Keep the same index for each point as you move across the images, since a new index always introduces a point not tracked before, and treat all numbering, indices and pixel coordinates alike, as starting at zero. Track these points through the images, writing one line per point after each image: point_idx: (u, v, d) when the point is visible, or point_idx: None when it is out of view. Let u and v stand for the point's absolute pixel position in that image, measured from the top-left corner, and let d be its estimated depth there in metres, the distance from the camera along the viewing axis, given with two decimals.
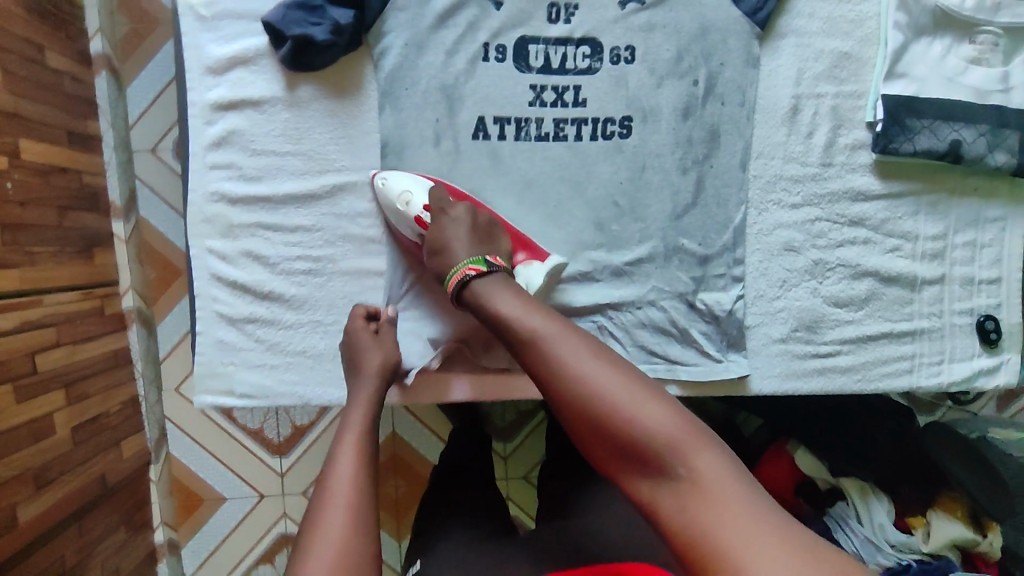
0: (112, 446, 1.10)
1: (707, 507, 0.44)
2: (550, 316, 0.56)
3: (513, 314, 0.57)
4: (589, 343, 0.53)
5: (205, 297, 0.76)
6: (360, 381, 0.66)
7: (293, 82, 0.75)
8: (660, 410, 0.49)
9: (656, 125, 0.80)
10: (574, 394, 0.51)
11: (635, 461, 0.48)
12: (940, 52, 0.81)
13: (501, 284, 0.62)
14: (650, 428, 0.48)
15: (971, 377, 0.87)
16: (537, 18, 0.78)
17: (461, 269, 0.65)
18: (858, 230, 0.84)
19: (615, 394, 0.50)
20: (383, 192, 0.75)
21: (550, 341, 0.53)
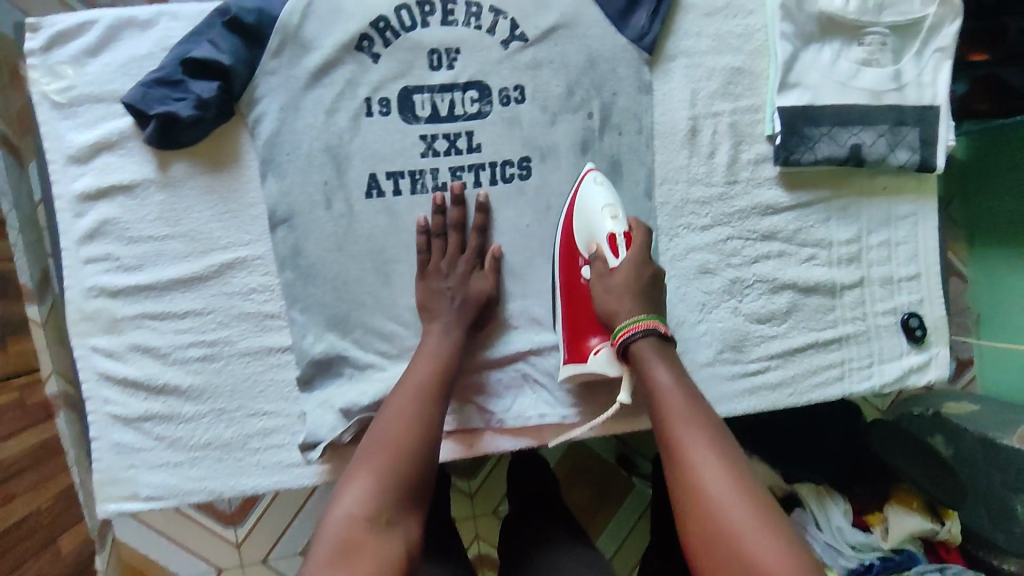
0: (52, 543, 0.98)
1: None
2: (702, 410, 0.60)
3: (665, 395, 0.60)
4: (722, 450, 0.56)
5: (96, 400, 0.72)
6: (439, 316, 0.72)
7: (165, 161, 0.71)
8: (786, 555, 0.50)
9: (555, 162, 0.78)
10: (696, 492, 0.54)
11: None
12: (830, 57, 0.80)
13: (669, 358, 0.63)
14: (764, 561, 0.50)
15: (904, 376, 0.86)
16: (418, 66, 0.74)
17: (630, 325, 0.65)
18: (771, 244, 0.83)
19: (735, 515, 0.52)
20: (593, 195, 0.73)
21: (689, 432, 0.57)
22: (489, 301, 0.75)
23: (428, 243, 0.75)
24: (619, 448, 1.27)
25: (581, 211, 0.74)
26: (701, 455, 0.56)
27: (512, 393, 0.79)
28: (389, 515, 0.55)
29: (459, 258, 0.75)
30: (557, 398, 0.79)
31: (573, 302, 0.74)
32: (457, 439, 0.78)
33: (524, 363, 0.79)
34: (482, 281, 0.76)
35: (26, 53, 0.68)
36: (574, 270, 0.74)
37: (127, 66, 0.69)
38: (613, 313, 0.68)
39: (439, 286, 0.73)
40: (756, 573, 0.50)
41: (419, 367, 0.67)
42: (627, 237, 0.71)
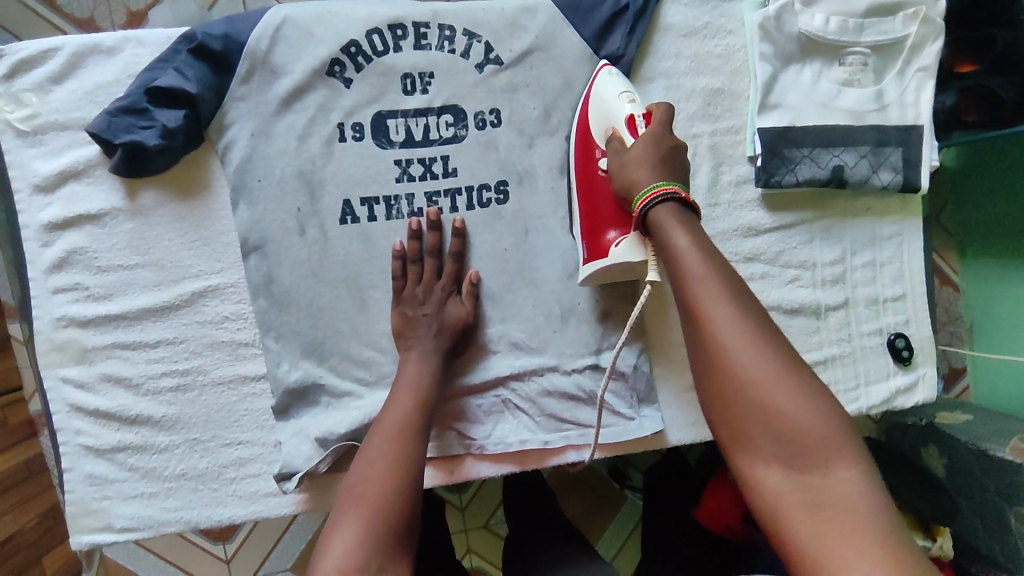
0: (31, 565, 1.03)
1: (825, 515, 0.44)
2: (719, 265, 0.55)
3: (681, 255, 0.56)
4: (740, 304, 0.53)
5: (67, 431, 0.71)
6: (416, 343, 0.70)
7: (134, 188, 0.70)
8: (808, 405, 0.48)
9: (533, 186, 0.77)
10: (716, 347, 0.51)
11: (766, 435, 0.48)
12: (811, 77, 0.79)
13: (685, 222, 0.58)
14: (790, 414, 0.47)
15: (891, 397, 0.85)
16: (391, 91, 0.73)
17: (655, 189, 0.60)
18: (754, 266, 0.82)
19: (757, 369, 0.49)
20: (609, 86, 0.71)
21: (709, 288, 0.54)
22: (467, 327, 0.74)
23: (405, 268, 0.73)
24: (611, 461, 1.26)
25: (598, 96, 0.72)
26: (719, 307, 0.52)
27: (493, 419, 0.78)
28: (382, 556, 0.51)
29: (436, 283, 0.74)
30: (538, 424, 0.78)
31: (589, 193, 0.71)
32: (436, 467, 0.77)
33: (504, 389, 0.78)
34: (459, 306, 0.74)
35: None
36: (591, 158, 0.71)
37: (94, 94, 0.68)
38: (631, 183, 0.63)
39: (415, 312, 0.72)
40: (780, 425, 0.47)
41: (397, 403, 0.64)
42: (646, 118, 0.67)
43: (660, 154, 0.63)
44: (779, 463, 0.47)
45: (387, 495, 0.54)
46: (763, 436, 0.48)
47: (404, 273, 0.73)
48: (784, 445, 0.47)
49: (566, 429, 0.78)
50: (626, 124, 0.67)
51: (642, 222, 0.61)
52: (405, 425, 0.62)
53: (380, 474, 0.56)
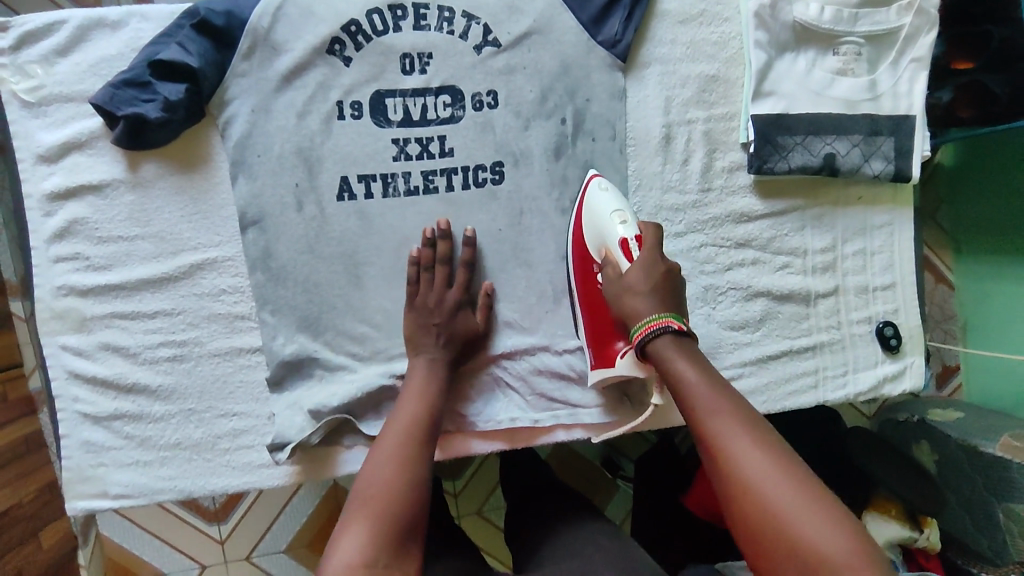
0: (28, 539, 1.05)
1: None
2: (728, 394, 0.55)
3: (686, 384, 0.56)
4: (752, 429, 0.52)
5: (65, 398, 0.72)
6: (426, 349, 0.71)
7: (135, 161, 0.71)
8: (831, 529, 0.45)
9: (529, 167, 0.78)
10: (732, 480, 0.50)
11: (793, 570, 0.45)
12: (806, 66, 0.80)
13: (689, 350, 0.59)
14: (814, 544, 0.45)
15: (878, 384, 0.86)
16: (390, 71, 0.75)
17: (657, 320, 0.61)
18: (745, 252, 0.83)
19: (776, 498, 0.47)
20: (602, 199, 0.72)
21: (719, 417, 0.53)
22: (477, 336, 0.76)
23: (417, 275, 0.75)
24: (604, 449, 1.28)
25: (591, 212, 0.73)
26: (732, 436, 0.51)
27: (484, 397, 0.79)
28: (389, 554, 0.52)
29: (446, 292, 0.74)
30: (529, 403, 0.79)
31: (592, 309, 0.73)
32: None
33: (496, 367, 0.79)
34: (470, 317, 0.76)
35: None
36: (590, 274, 0.73)
37: (97, 66, 0.70)
38: (628, 315, 0.64)
39: (426, 323, 0.72)
40: (806, 558, 0.45)
41: (407, 404, 0.66)
42: (638, 241, 0.68)
43: (656, 284, 0.64)
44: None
45: (392, 498, 0.55)
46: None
47: (417, 280, 0.74)
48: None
49: (557, 409, 0.80)
50: (620, 246, 0.69)
51: (642, 350, 0.61)
52: (413, 426, 0.63)
53: (387, 477, 0.57)
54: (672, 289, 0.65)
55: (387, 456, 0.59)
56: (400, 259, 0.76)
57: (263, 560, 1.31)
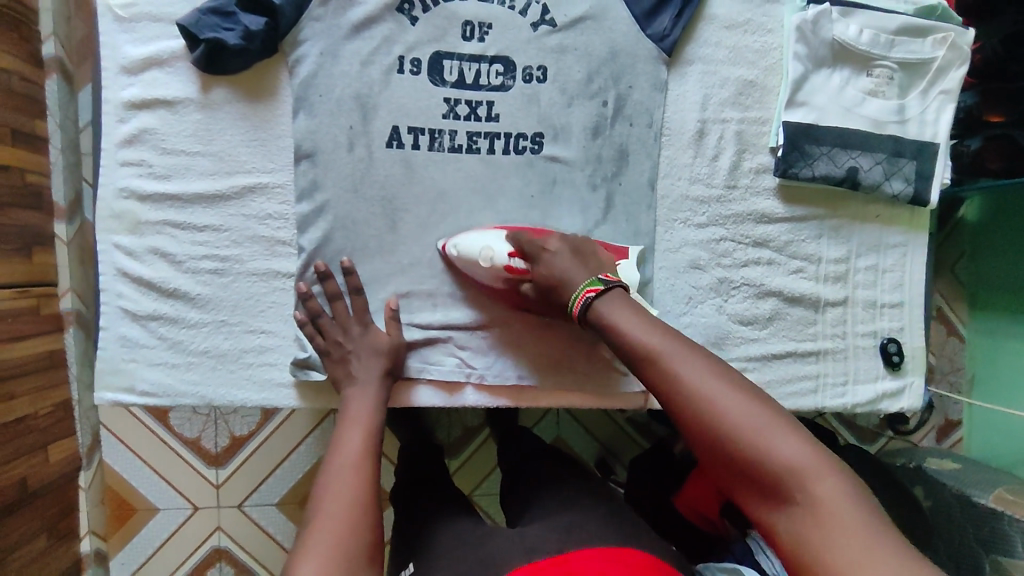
0: (38, 448, 1.15)
1: (830, 531, 0.47)
2: (673, 335, 0.60)
3: (635, 329, 0.62)
4: (700, 361, 0.58)
5: (110, 293, 0.77)
6: (354, 378, 0.74)
7: (207, 84, 0.77)
8: (787, 438, 0.51)
9: (567, 142, 0.83)
10: (691, 410, 0.55)
11: (751, 482, 0.52)
12: (839, 83, 0.84)
13: (624, 301, 0.65)
14: (769, 456, 0.51)
15: (876, 399, 0.88)
16: (451, 35, 0.80)
17: (581, 291, 0.67)
18: (762, 251, 0.86)
19: (727, 420, 0.53)
20: (462, 255, 0.78)
21: (668, 361, 0.58)
22: (399, 350, 0.77)
23: (317, 322, 0.77)
24: (599, 451, 1.32)
25: (461, 255, 0.78)
26: (688, 374, 0.57)
27: (495, 353, 0.82)
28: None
29: (349, 320, 0.77)
30: (536, 364, 0.83)
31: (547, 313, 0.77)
32: (438, 388, 0.82)
33: (510, 327, 0.83)
34: (381, 333, 0.77)
35: None
36: (506, 291, 0.79)
37: None
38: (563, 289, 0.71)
39: (342, 354, 0.76)
40: (766, 470, 0.51)
41: (348, 434, 0.68)
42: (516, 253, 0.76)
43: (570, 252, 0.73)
44: (773, 506, 0.51)
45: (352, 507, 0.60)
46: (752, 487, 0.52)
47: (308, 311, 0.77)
48: (774, 483, 0.50)
49: (563, 374, 0.83)
50: (511, 267, 0.76)
51: (583, 315, 0.67)
52: (361, 460, 0.65)
53: (343, 513, 0.59)
54: (582, 249, 0.74)
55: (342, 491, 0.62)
56: (436, 210, 0.81)
57: (253, 510, 1.35)
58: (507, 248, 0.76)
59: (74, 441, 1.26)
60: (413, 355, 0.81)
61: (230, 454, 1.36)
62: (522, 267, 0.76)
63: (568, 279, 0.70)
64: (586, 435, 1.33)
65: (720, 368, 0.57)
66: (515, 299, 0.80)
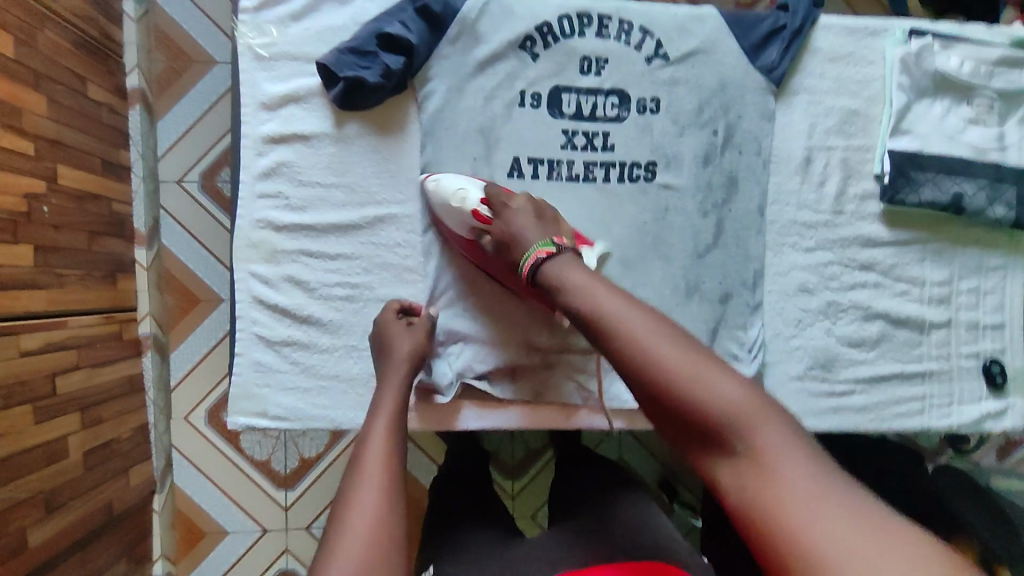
0: (121, 474, 1.17)
1: (775, 479, 0.43)
2: (615, 291, 0.56)
3: (578, 288, 0.58)
4: (645, 313, 0.53)
5: (246, 320, 0.79)
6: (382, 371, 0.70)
7: (341, 119, 0.80)
8: (724, 384, 0.47)
9: (678, 170, 0.86)
10: (636, 366, 0.50)
11: (696, 434, 0.47)
12: (940, 112, 0.87)
13: (576, 263, 0.62)
14: (709, 405, 0.47)
15: (981, 418, 0.89)
16: (570, 70, 0.84)
17: (533, 252, 0.65)
18: (868, 274, 0.88)
19: (671, 370, 0.49)
20: (437, 192, 0.78)
21: (609, 319, 0.54)
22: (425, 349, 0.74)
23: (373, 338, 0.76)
24: (662, 472, 1.29)
25: (440, 201, 0.77)
26: (630, 325, 0.52)
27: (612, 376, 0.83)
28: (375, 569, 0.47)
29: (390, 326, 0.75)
30: None
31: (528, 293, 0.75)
32: (555, 412, 0.83)
33: None
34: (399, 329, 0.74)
35: (240, 10, 0.79)
36: (475, 243, 0.78)
37: (323, 35, 0.80)
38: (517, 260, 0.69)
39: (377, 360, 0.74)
40: (707, 421, 0.46)
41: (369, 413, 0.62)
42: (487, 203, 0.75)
43: (527, 218, 0.70)
44: (715, 457, 0.46)
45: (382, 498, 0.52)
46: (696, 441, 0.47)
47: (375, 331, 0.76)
48: (717, 435, 0.46)
49: None
50: (480, 214, 0.74)
51: (533, 278, 0.64)
52: (388, 441, 0.58)
53: (371, 506, 0.51)
54: (547, 219, 0.70)
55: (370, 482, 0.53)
56: None
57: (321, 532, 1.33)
58: (481, 195, 0.75)
59: (150, 465, 1.27)
60: (530, 378, 0.83)
61: (297, 479, 1.34)
62: (487, 217, 0.74)
63: (523, 238, 0.67)
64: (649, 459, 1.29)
65: (661, 320, 0.53)
66: (483, 260, 0.78)
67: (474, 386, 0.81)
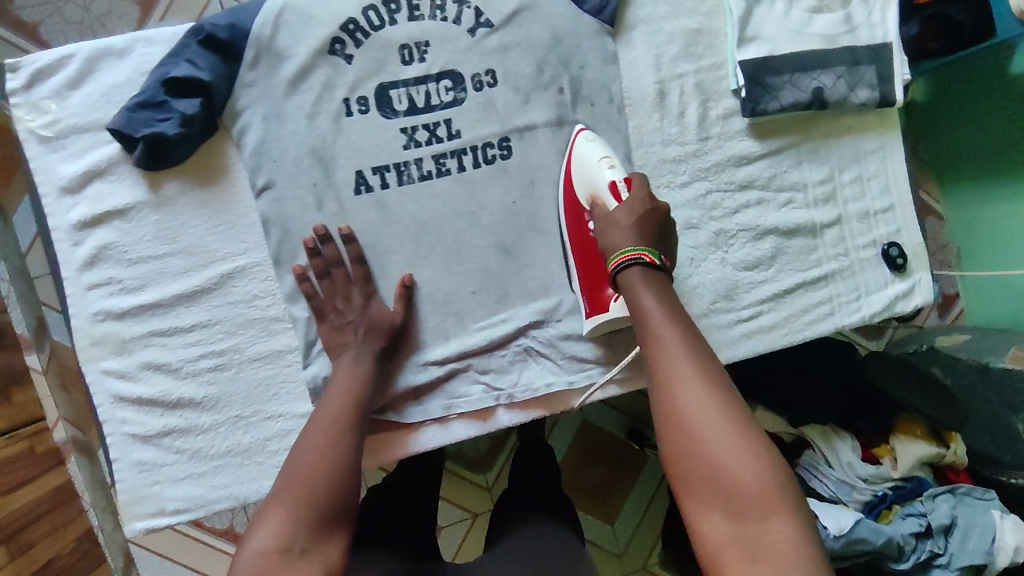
0: None
1: (769, 561, 0.50)
2: (685, 330, 0.63)
3: (653, 316, 0.63)
4: (707, 367, 0.60)
5: (113, 421, 0.74)
6: (347, 349, 0.72)
7: (156, 181, 0.73)
8: (755, 463, 0.54)
9: (533, 139, 0.81)
10: (681, 409, 0.57)
11: (716, 492, 0.54)
12: (783, 9, 0.83)
13: (661, 286, 0.66)
14: (735, 472, 0.53)
15: (891, 304, 0.89)
16: (391, 63, 0.77)
17: (635, 250, 0.66)
18: (748, 193, 0.86)
19: (711, 430, 0.56)
20: (587, 149, 0.76)
21: (673, 355, 0.61)
22: (398, 329, 0.75)
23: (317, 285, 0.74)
24: (628, 422, 1.23)
25: (581, 163, 0.77)
26: (687, 372, 0.59)
27: (517, 367, 0.81)
28: (302, 542, 0.55)
29: (351, 290, 0.75)
30: (561, 366, 0.82)
31: (588, 270, 0.76)
32: (469, 419, 0.80)
33: (525, 338, 0.82)
34: (383, 308, 0.76)
35: (9, 93, 0.71)
36: (582, 221, 0.77)
37: (110, 94, 0.72)
38: (607, 243, 0.69)
39: (341, 323, 0.74)
40: (731, 488, 0.53)
41: (331, 399, 0.68)
42: (627, 182, 0.72)
43: (638, 215, 0.69)
44: (727, 523, 0.53)
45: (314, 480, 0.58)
46: (712, 494, 0.54)
47: (331, 284, 0.74)
48: (736, 502, 0.53)
49: (589, 368, 0.82)
50: (606, 187, 0.73)
51: (616, 278, 0.68)
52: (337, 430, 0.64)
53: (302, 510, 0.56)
54: (659, 232, 0.70)
55: (307, 452, 0.61)
56: (421, 244, 0.79)
57: None
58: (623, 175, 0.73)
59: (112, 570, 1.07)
60: (437, 394, 0.79)
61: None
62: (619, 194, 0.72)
63: (615, 233, 0.69)
64: (613, 412, 1.23)
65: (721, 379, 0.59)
66: (580, 237, 0.77)
67: (378, 419, 0.78)
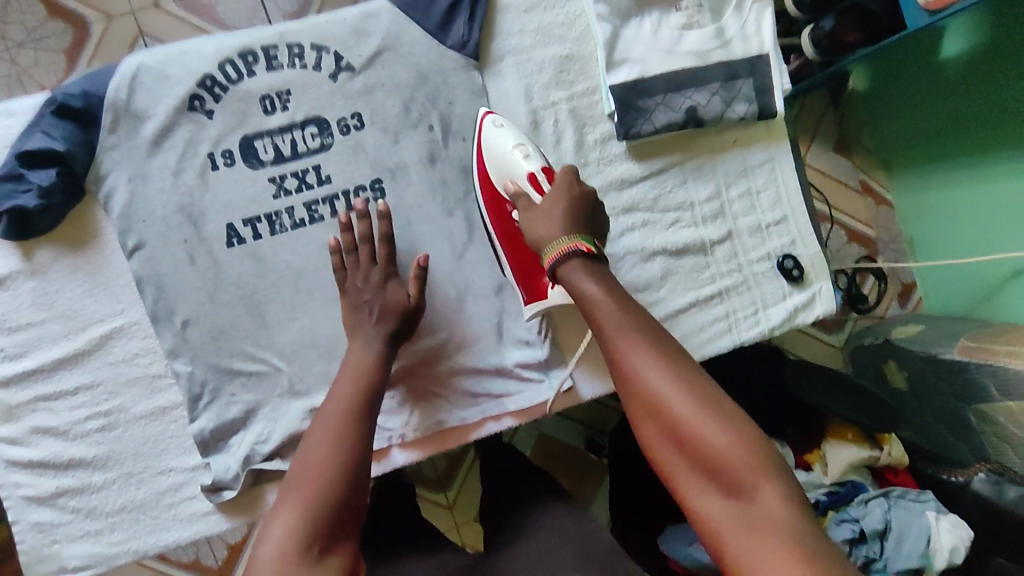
0: None
1: (765, 530, 0.47)
2: (635, 313, 0.60)
3: (603, 308, 0.60)
4: (661, 349, 0.57)
5: (8, 485, 0.76)
6: (361, 333, 0.72)
7: (29, 250, 0.76)
8: (727, 431, 0.51)
9: (407, 178, 0.81)
10: (645, 396, 0.55)
11: (699, 469, 0.51)
12: (651, 27, 0.83)
13: (602, 277, 0.63)
14: (710, 447, 0.51)
15: (790, 316, 0.87)
16: (253, 115, 0.78)
17: (573, 242, 0.64)
18: (634, 216, 0.85)
19: (679, 408, 0.53)
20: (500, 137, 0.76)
21: (628, 343, 0.57)
22: (413, 310, 0.74)
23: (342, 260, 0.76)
24: (585, 433, 1.21)
25: (492, 151, 0.77)
26: (645, 358, 0.56)
27: (407, 408, 0.81)
28: (319, 541, 0.53)
29: (372, 269, 0.75)
30: (450, 403, 0.82)
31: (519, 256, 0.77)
32: None
33: (413, 378, 0.81)
34: (400, 290, 0.75)
35: None
36: (504, 210, 0.77)
37: None
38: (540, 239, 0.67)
39: (359, 301, 0.74)
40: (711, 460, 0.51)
41: (340, 390, 0.66)
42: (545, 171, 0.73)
43: (563, 206, 0.68)
44: (719, 498, 0.50)
45: (319, 468, 0.57)
46: (695, 474, 0.51)
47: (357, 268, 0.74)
48: (720, 476, 0.50)
49: (481, 402, 0.82)
50: (527, 179, 0.73)
51: (557, 272, 0.65)
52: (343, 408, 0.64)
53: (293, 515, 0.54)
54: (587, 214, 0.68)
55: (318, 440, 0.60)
56: (300, 291, 0.79)
57: None
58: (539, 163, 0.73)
59: None
60: None
61: (233, 561, 1.15)
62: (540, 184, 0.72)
63: (544, 231, 0.67)
64: (567, 422, 1.21)
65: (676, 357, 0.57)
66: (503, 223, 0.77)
67: (264, 470, 0.77)
